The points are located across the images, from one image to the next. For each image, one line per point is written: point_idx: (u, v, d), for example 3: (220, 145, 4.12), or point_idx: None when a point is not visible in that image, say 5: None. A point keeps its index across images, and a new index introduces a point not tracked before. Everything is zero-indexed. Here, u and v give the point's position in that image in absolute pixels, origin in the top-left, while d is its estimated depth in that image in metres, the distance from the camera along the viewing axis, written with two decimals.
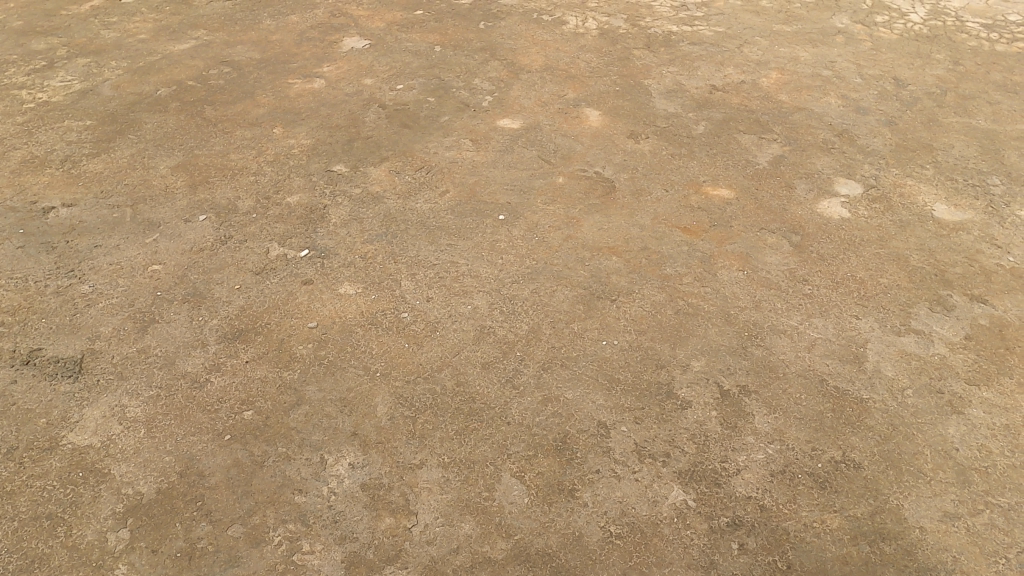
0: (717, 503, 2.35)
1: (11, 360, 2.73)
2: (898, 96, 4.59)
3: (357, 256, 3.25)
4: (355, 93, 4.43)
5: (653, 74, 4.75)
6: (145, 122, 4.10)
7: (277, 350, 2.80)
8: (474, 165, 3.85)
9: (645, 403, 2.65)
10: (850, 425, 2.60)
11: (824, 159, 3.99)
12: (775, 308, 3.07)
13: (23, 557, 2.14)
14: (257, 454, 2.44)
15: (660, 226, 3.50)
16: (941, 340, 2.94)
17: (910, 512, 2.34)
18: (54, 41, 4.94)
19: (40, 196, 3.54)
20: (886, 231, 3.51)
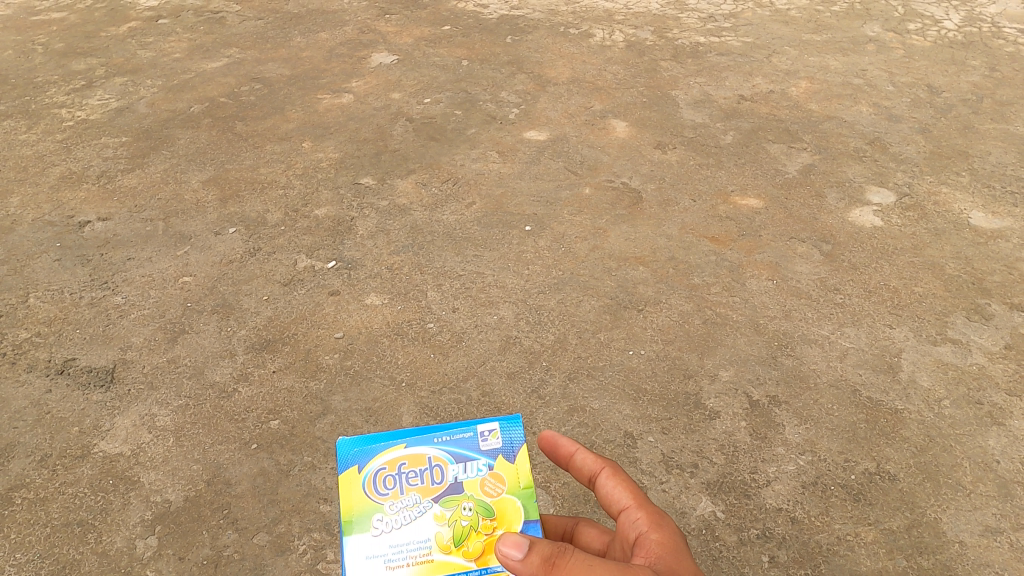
0: (747, 515, 2.29)
1: (46, 370, 2.78)
2: (933, 103, 4.52)
3: (384, 268, 3.27)
4: (383, 108, 4.47)
5: (681, 85, 4.73)
6: (178, 138, 4.17)
7: (304, 359, 2.82)
8: (500, 177, 3.86)
9: (672, 413, 2.62)
10: (885, 436, 2.54)
11: (855, 167, 3.94)
12: (806, 317, 3.02)
13: (54, 562, 2.16)
14: (283, 463, 2.45)
15: (688, 235, 3.47)
16: (980, 350, 2.86)
17: (948, 525, 2.27)
18: (92, 61, 5.06)
19: (77, 211, 3.62)
20: (921, 239, 3.44)
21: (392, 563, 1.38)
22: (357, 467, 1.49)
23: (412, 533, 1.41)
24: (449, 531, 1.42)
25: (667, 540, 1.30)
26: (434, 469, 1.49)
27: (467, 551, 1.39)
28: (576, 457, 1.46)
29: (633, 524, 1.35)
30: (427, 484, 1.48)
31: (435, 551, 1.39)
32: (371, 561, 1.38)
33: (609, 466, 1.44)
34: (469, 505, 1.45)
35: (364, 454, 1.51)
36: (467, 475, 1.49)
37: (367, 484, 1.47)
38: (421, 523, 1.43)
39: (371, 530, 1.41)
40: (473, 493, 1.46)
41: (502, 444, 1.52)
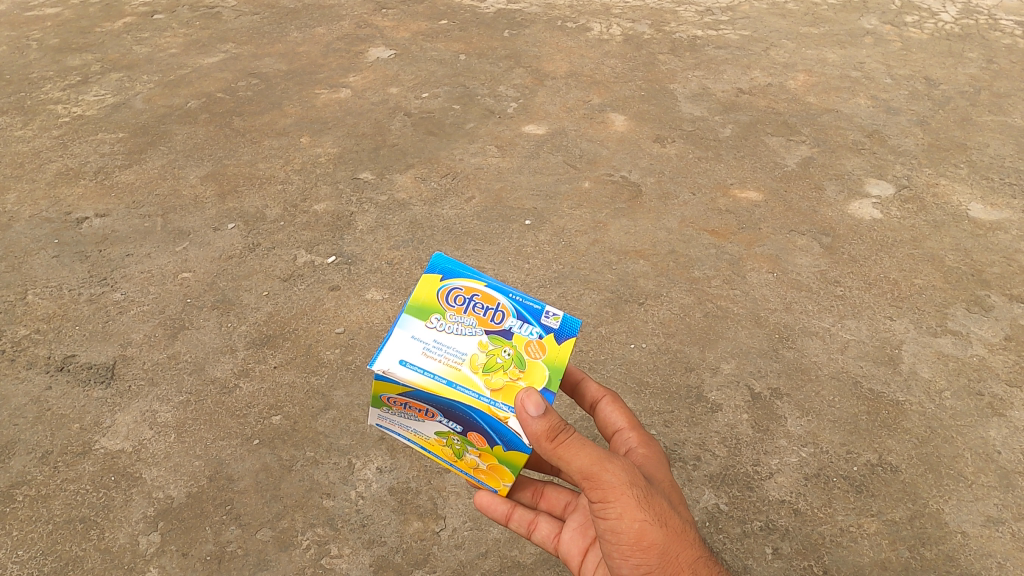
0: (751, 507, 2.30)
1: (46, 367, 2.77)
2: (930, 95, 4.52)
3: (384, 262, 3.26)
4: (381, 103, 4.45)
5: (679, 79, 4.72)
6: (176, 134, 4.16)
7: (305, 355, 2.81)
8: (499, 171, 3.85)
9: (674, 406, 2.62)
10: (886, 427, 2.54)
11: (854, 160, 3.94)
12: (806, 310, 3.02)
13: (57, 560, 2.15)
14: (286, 459, 2.44)
15: (688, 229, 3.47)
16: (980, 341, 2.87)
17: (950, 516, 2.28)
18: (88, 57, 5.03)
19: (75, 207, 3.60)
20: (920, 231, 3.44)
21: (430, 351, 1.53)
22: (441, 278, 1.65)
23: (455, 343, 1.56)
24: (483, 356, 1.54)
25: (652, 454, 1.61)
26: (498, 311, 1.63)
27: (486, 379, 1.51)
28: (582, 384, 1.80)
29: (624, 441, 1.68)
30: (485, 319, 1.61)
31: (464, 364, 1.52)
32: (414, 340, 1.54)
33: (609, 395, 1.77)
34: (510, 349, 1.57)
35: (450, 273, 1.67)
36: (521, 331, 1.61)
37: (442, 289, 1.64)
38: (466, 341, 1.56)
39: (428, 323, 1.58)
40: (518, 345, 1.58)
41: (559, 326, 1.64)
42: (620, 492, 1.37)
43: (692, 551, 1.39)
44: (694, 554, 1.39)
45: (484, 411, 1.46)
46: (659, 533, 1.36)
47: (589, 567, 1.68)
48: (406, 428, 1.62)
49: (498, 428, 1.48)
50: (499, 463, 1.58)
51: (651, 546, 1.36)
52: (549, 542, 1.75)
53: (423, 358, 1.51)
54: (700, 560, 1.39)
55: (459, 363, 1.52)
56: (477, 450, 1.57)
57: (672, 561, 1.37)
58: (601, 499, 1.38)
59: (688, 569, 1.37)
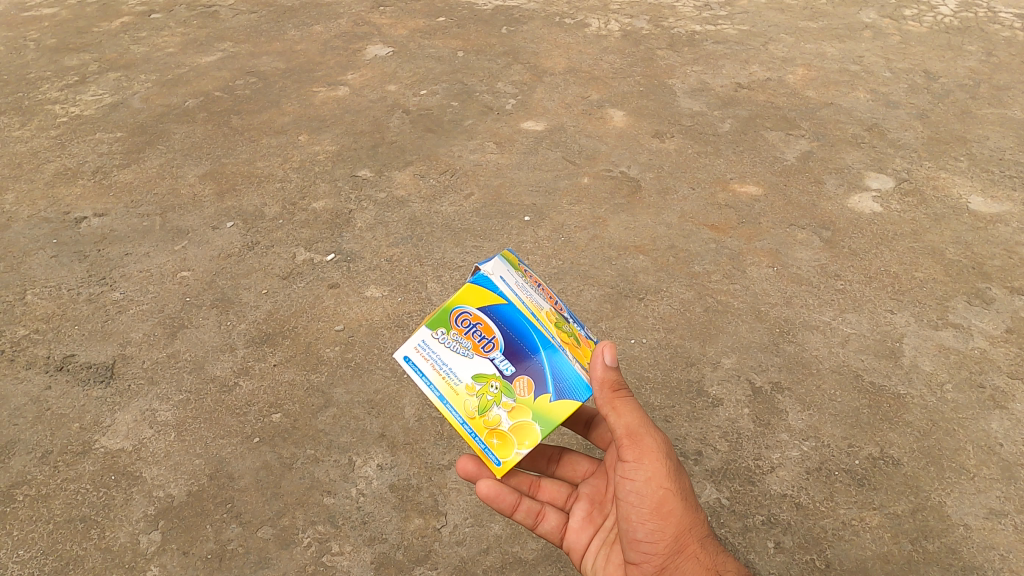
0: (752, 501, 2.29)
1: (45, 366, 2.77)
2: (930, 89, 4.51)
3: (383, 260, 3.25)
4: (379, 100, 4.45)
5: (678, 74, 4.71)
6: (174, 133, 4.15)
7: (305, 353, 2.81)
8: (498, 167, 3.84)
9: (675, 401, 2.61)
10: (888, 421, 2.54)
11: (854, 154, 3.93)
12: (807, 304, 3.02)
13: (57, 559, 2.15)
14: (286, 457, 2.43)
15: (687, 224, 3.46)
16: (981, 333, 2.87)
17: (953, 509, 2.27)
18: (85, 57, 5.03)
19: (73, 207, 3.59)
20: (920, 224, 3.43)
21: (519, 286, 1.77)
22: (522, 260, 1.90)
23: (535, 296, 1.79)
24: (555, 317, 1.77)
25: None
26: (560, 304, 1.86)
27: (557, 329, 1.73)
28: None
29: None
30: (553, 302, 1.84)
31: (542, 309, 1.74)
32: (509, 274, 1.78)
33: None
34: (570, 327, 1.79)
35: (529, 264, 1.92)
36: (575, 326, 1.84)
37: (522, 266, 1.88)
38: (543, 301, 1.79)
39: (518, 273, 1.82)
40: (575, 331, 1.80)
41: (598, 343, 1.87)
42: (657, 457, 1.54)
43: (703, 530, 1.54)
44: (704, 532, 1.54)
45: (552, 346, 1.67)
46: (681, 501, 1.53)
47: (592, 553, 1.74)
48: (440, 367, 1.72)
49: (557, 370, 1.65)
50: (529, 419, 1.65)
51: (669, 512, 1.52)
52: (554, 533, 1.79)
53: (515, 286, 1.75)
54: (707, 540, 1.53)
55: (538, 307, 1.74)
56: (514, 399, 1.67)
57: (684, 529, 1.52)
58: (637, 459, 1.55)
59: (695, 542, 1.51)
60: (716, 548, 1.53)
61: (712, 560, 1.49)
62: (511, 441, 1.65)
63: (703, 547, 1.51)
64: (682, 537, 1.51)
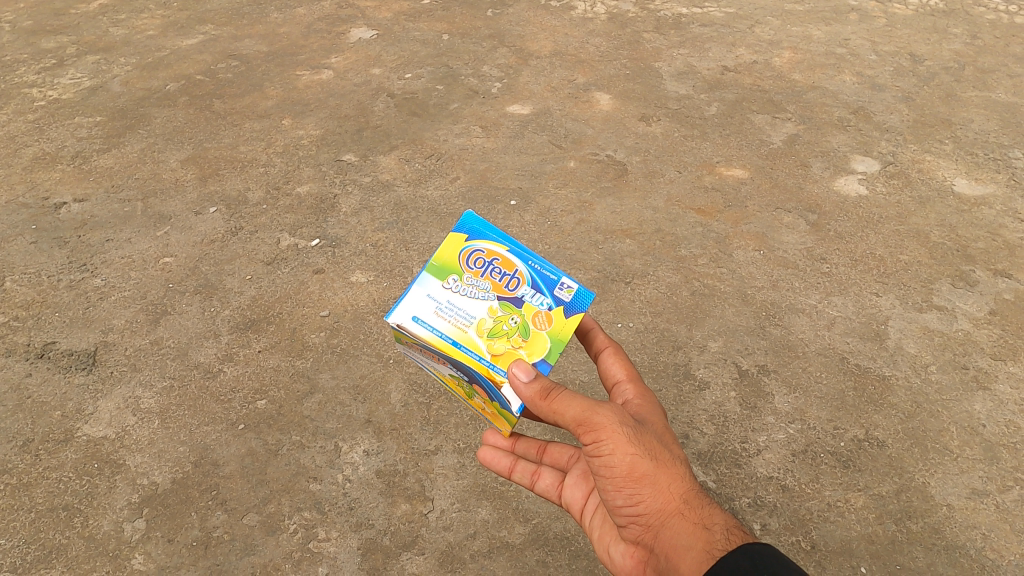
0: (739, 484, 2.30)
1: (25, 354, 2.73)
2: (915, 71, 4.51)
3: (368, 245, 3.23)
4: (364, 84, 4.40)
5: (664, 57, 4.69)
6: (155, 117, 4.09)
7: (289, 339, 2.79)
8: (484, 151, 3.81)
9: (662, 384, 2.61)
10: (873, 402, 2.55)
11: (839, 137, 3.93)
12: (793, 287, 3.02)
13: (40, 548, 2.13)
14: (271, 443, 2.42)
15: (674, 208, 3.45)
16: (965, 315, 2.88)
17: (936, 489, 2.29)
18: (63, 39, 4.94)
19: (52, 192, 3.54)
20: (906, 207, 3.44)
21: (441, 311, 1.63)
22: (467, 239, 1.75)
23: (466, 305, 1.64)
24: (490, 320, 1.62)
25: (647, 404, 1.57)
26: (514, 277, 1.68)
27: (488, 342, 1.59)
28: (591, 333, 1.77)
29: (622, 393, 1.63)
30: (500, 284, 1.68)
31: (471, 327, 1.61)
32: (429, 299, 1.66)
33: (614, 346, 1.74)
34: (517, 318, 1.62)
35: (477, 234, 1.75)
36: (532, 300, 1.65)
37: (465, 250, 1.73)
38: (478, 303, 1.64)
39: (446, 283, 1.68)
40: (526, 315, 1.63)
41: (571, 300, 1.66)
42: (613, 429, 1.37)
43: (686, 484, 1.35)
44: (687, 486, 1.35)
45: (483, 373, 1.56)
46: (649, 463, 1.35)
47: (587, 512, 1.66)
48: (426, 364, 1.83)
49: (492, 389, 1.59)
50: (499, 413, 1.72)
51: (642, 477, 1.35)
52: (552, 491, 1.76)
53: (434, 316, 1.63)
54: (693, 494, 1.34)
55: (467, 326, 1.61)
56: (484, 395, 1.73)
57: (662, 490, 1.33)
58: (593, 439, 1.38)
59: (678, 499, 1.33)
60: (705, 500, 1.34)
61: (699, 514, 1.30)
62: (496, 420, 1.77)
63: (688, 504, 1.32)
64: (661, 501, 1.33)
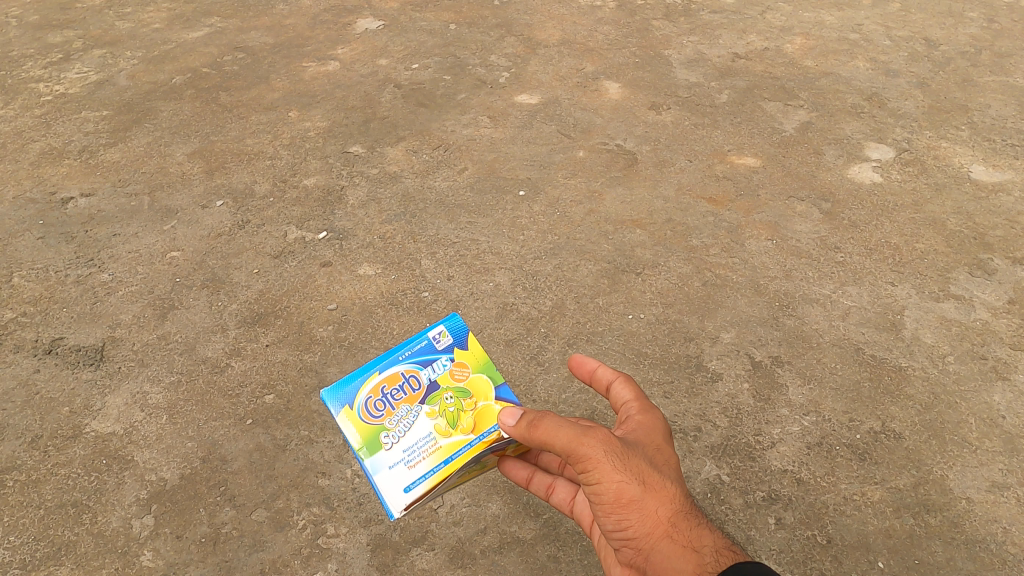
0: (753, 478, 2.26)
1: (33, 350, 2.72)
2: (930, 56, 4.44)
3: (376, 237, 3.20)
4: (370, 75, 4.36)
5: (674, 44, 4.63)
6: (161, 111, 4.07)
7: (297, 332, 2.76)
8: (492, 142, 3.77)
9: (674, 376, 2.57)
10: (889, 394, 2.51)
11: (853, 124, 3.86)
12: (806, 277, 2.98)
13: (49, 545, 2.12)
14: (280, 438, 2.40)
15: (685, 197, 3.41)
16: (983, 305, 2.83)
17: (955, 482, 2.25)
18: (69, 34, 4.92)
19: (59, 187, 3.53)
20: (921, 194, 3.38)
21: (410, 461, 1.81)
22: (350, 407, 1.89)
23: (415, 435, 1.85)
24: (441, 419, 1.87)
25: (647, 420, 1.65)
26: (408, 382, 1.93)
27: (460, 427, 1.86)
28: (595, 370, 1.82)
29: (625, 412, 1.71)
30: (411, 395, 1.91)
31: (437, 439, 1.84)
32: (393, 468, 1.81)
33: (622, 376, 1.79)
34: (447, 396, 1.90)
35: (349, 397, 1.91)
36: (437, 374, 1.94)
37: (363, 416, 1.88)
38: (420, 424, 1.86)
39: (386, 447, 1.83)
40: (445, 387, 1.92)
41: (451, 338, 1.99)
42: (599, 460, 1.49)
43: (673, 505, 1.47)
44: (674, 507, 1.47)
45: (484, 447, 1.83)
46: (636, 489, 1.47)
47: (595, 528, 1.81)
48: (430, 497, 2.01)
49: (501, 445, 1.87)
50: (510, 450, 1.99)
51: (630, 502, 1.47)
52: (565, 504, 1.90)
53: (411, 469, 1.80)
54: (680, 514, 1.46)
55: (437, 444, 1.83)
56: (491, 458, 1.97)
57: (649, 514, 1.46)
58: (582, 468, 1.51)
59: (666, 522, 1.45)
60: (693, 520, 1.46)
61: (687, 538, 1.43)
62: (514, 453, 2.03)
63: (675, 526, 1.45)
64: (649, 524, 1.46)
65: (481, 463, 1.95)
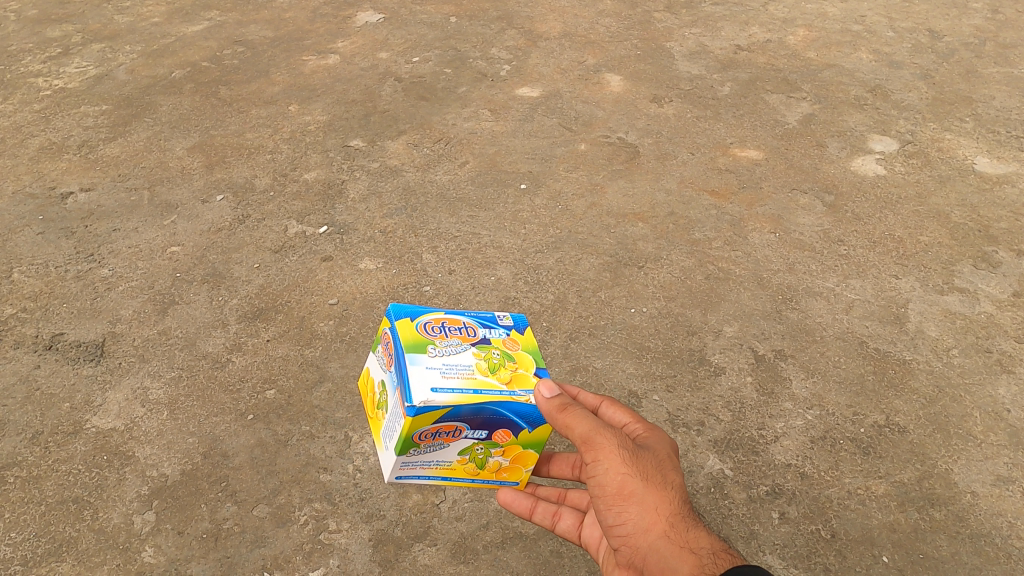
0: (756, 472, 2.25)
1: (33, 346, 2.71)
2: (934, 48, 4.41)
3: (377, 231, 3.19)
4: (371, 68, 4.34)
5: (676, 37, 4.60)
6: (161, 105, 4.05)
7: (298, 327, 2.75)
8: (493, 135, 3.75)
9: (676, 370, 2.56)
10: (893, 387, 2.49)
11: (856, 116, 3.84)
12: (810, 270, 2.96)
13: (50, 541, 2.11)
14: (281, 433, 2.39)
15: (687, 190, 3.39)
16: (987, 298, 2.81)
17: (959, 476, 2.23)
18: (68, 28, 4.90)
19: (59, 182, 3.51)
20: (925, 187, 3.36)
21: (446, 373, 1.76)
22: (411, 319, 1.90)
23: (457, 360, 1.81)
24: (483, 361, 1.82)
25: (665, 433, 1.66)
26: (467, 328, 1.92)
27: (496, 375, 1.78)
28: (580, 396, 1.81)
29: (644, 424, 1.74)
30: (464, 337, 1.89)
31: (474, 372, 1.78)
32: (428, 369, 1.76)
33: (608, 400, 1.77)
34: (495, 351, 1.85)
35: (413, 315, 1.92)
36: (493, 335, 1.91)
37: (418, 327, 1.88)
38: (463, 356, 1.82)
39: (429, 352, 1.80)
40: (497, 346, 1.88)
41: (514, 321, 1.99)
42: (609, 450, 1.51)
43: (674, 507, 1.42)
44: (676, 508, 1.42)
45: (511, 401, 1.74)
46: (638, 482, 1.46)
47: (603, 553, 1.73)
48: (429, 464, 1.87)
49: (524, 413, 1.76)
50: (522, 450, 1.85)
51: (630, 495, 1.45)
52: (571, 532, 1.79)
53: (444, 379, 1.74)
54: (679, 517, 1.41)
55: (472, 377, 1.77)
56: (500, 443, 1.82)
57: (649, 509, 1.42)
58: (593, 457, 1.52)
59: (664, 520, 1.41)
60: (692, 526, 1.40)
61: (684, 538, 1.36)
62: (519, 468, 1.91)
63: (672, 526, 1.39)
64: (648, 519, 1.42)
65: (491, 443, 1.82)
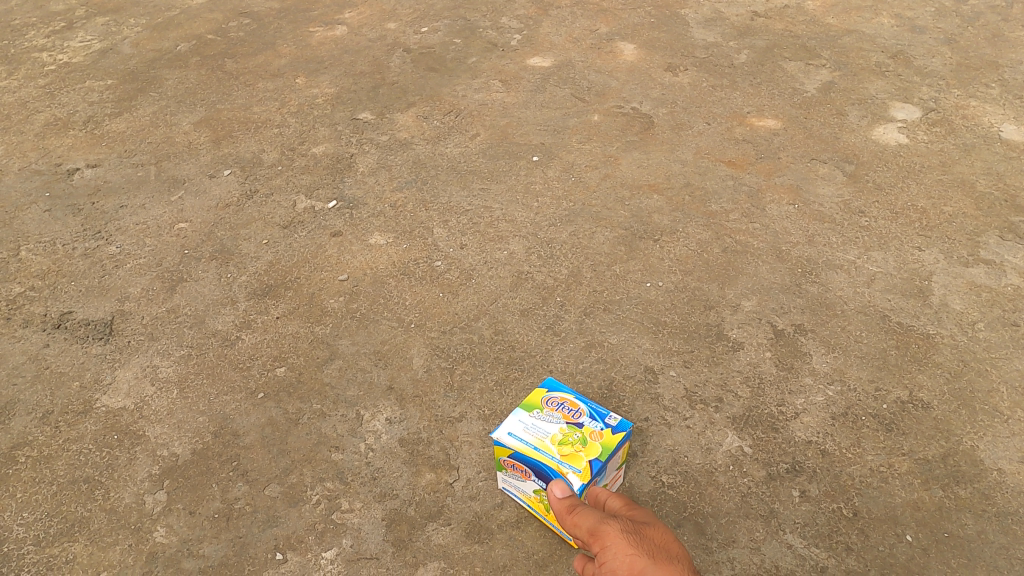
0: (776, 449, 2.20)
1: (42, 324, 2.68)
2: (958, 12, 4.28)
3: (386, 206, 3.13)
4: (379, 39, 4.26)
5: (690, 4, 4.48)
6: (167, 79, 3.99)
7: (308, 304, 2.71)
8: (505, 106, 3.68)
9: (694, 345, 2.51)
10: (916, 362, 2.43)
11: (878, 83, 3.73)
12: (830, 242, 2.88)
13: (62, 521, 2.09)
14: (292, 412, 2.36)
15: (703, 160, 3.31)
16: (1014, 269, 2.73)
17: (985, 453, 2.17)
18: (72, 2, 4.83)
19: (65, 158, 3.47)
20: (949, 155, 3.27)
21: (526, 429, 2.03)
22: (545, 391, 2.17)
23: (545, 425, 2.04)
24: (560, 434, 2.00)
25: None
26: (576, 411, 2.08)
27: (558, 448, 1.95)
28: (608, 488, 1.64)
29: None
30: (567, 415, 2.07)
31: (545, 439, 1.99)
32: (518, 421, 2.07)
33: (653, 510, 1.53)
34: (578, 433, 2.00)
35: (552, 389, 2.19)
36: (589, 423, 2.04)
37: (544, 397, 2.15)
38: (552, 425, 2.03)
39: (530, 412, 2.10)
40: (585, 432, 2.01)
41: (617, 424, 2.04)
42: (615, 535, 1.26)
43: None
44: None
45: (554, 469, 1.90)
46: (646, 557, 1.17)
47: None
48: None
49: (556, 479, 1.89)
50: None
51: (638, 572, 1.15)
52: None
53: (522, 432, 2.02)
54: None
55: (543, 439, 1.99)
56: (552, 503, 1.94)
57: None
58: (600, 546, 1.28)
59: None
60: None
61: None
62: None
63: None
64: None
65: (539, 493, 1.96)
